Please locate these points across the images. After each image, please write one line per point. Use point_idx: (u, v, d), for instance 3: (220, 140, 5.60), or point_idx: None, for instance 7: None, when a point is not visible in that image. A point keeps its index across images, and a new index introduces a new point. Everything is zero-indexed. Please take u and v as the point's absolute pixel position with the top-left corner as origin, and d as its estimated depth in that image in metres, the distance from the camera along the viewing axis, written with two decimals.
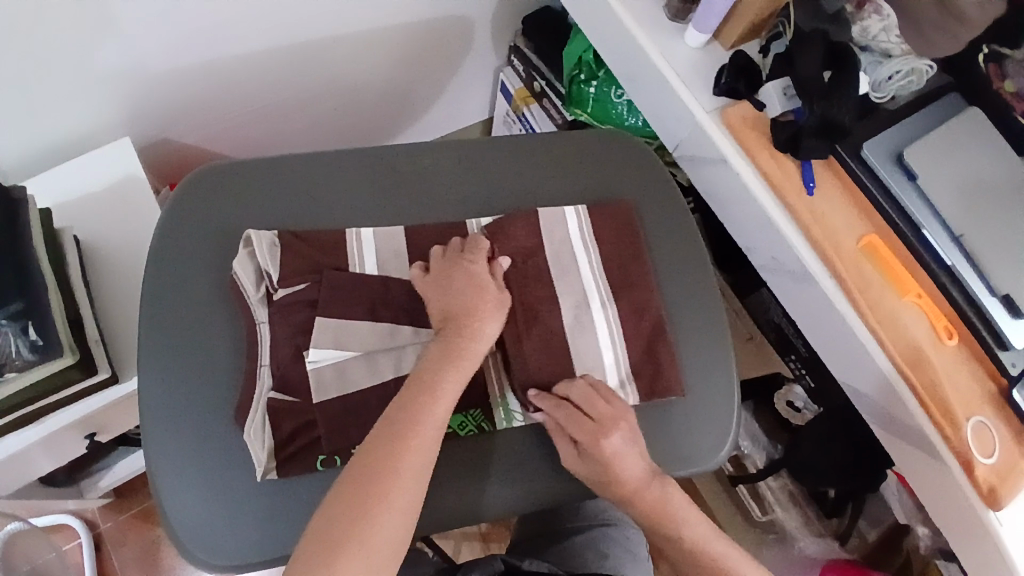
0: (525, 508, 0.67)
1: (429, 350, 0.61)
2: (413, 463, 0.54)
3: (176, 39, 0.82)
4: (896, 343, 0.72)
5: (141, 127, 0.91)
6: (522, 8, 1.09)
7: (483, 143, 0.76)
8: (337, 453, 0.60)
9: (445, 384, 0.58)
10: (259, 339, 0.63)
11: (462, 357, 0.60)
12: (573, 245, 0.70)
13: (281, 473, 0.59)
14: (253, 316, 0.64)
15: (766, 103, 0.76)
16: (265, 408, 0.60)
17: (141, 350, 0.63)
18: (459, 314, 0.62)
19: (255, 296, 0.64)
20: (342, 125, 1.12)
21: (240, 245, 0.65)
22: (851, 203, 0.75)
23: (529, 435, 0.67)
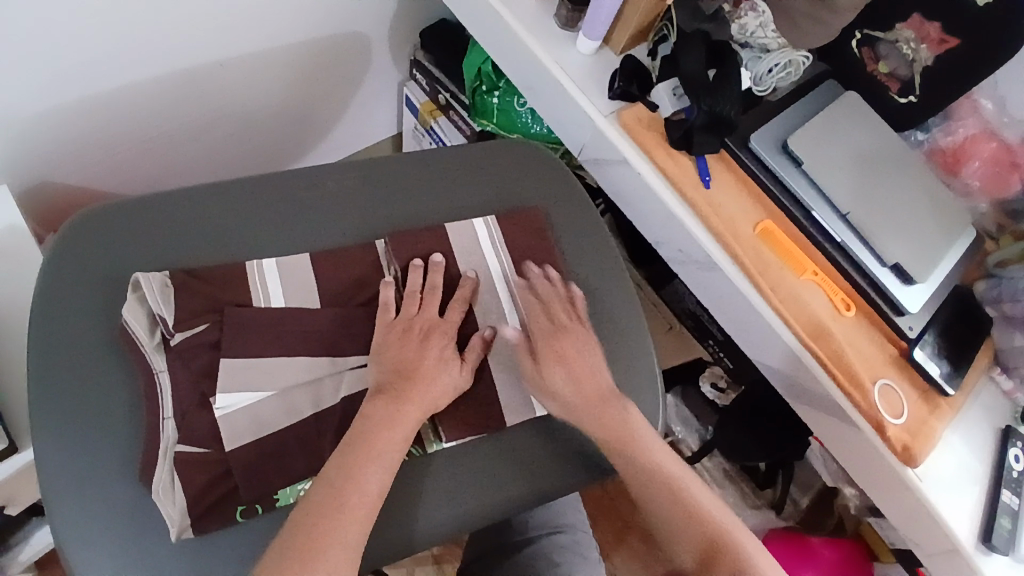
0: (463, 528, 0.64)
1: (372, 404, 0.60)
2: (368, 481, 0.55)
3: (52, 77, 0.79)
4: (802, 320, 0.74)
5: (19, 173, 0.86)
6: (418, 22, 1.10)
7: (383, 163, 0.76)
8: (258, 501, 0.59)
9: (406, 409, 0.60)
10: (159, 390, 0.60)
11: (412, 415, 0.60)
12: (484, 253, 0.72)
13: (199, 530, 0.57)
14: (151, 365, 0.61)
15: (658, 104, 0.79)
16: (172, 464, 0.58)
17: (36, 414, 0.60)
18: (405, 376, 0.62)
19: (151, 344, 0.61)
20: (242, 150, 1.09)
21: (129, 290, 0.62)
22: (746, 192, 0.78)
23: (462, 452, 0.65)
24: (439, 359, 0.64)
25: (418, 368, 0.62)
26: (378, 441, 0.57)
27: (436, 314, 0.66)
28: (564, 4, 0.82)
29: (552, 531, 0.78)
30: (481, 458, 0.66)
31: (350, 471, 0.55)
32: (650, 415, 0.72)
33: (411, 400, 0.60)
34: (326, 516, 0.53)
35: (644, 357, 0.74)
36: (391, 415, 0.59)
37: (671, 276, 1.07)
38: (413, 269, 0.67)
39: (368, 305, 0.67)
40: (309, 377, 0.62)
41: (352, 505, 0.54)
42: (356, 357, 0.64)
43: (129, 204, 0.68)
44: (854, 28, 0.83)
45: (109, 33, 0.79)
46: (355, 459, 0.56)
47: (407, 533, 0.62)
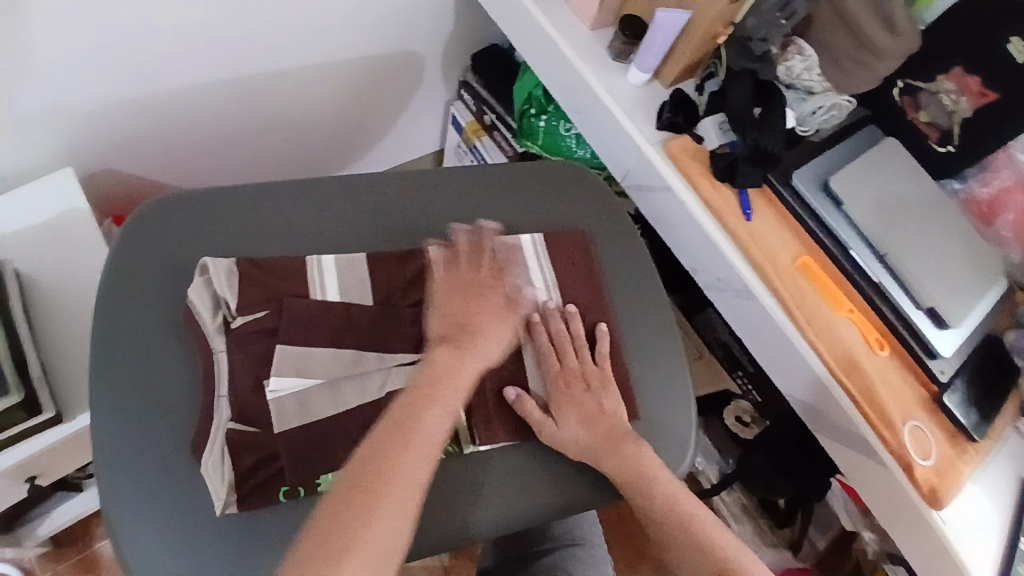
0: (493, 532, 0.66)
1: (439, 352, 0.62)
2: (436, 415, 0.59)
3: (125, 70, 0.83)
4: (834, 351, 0.76)
5: (85, 160, 0.91)
6: (470, 46, 1.15)
7: (437, 173, 0.79)
8: (301, 485, 0.61)
9: (474, 359, 0.63)
10: (215, 370, 0.63)
11: (470, 371, 0.63)
12: (526, 256, 0.75)
13: (243, 507, 0.59)
14: (210, 345, 0.64)
15: (704, 136, 0.83)
16: (224, 440, 0.61)
17: (97, 384, 0.62)
18: (462, 331, 0.64)
19: (212, 325, 0.64)
20: (292, 155, 1.14)
21: (196, 273, 0.66)
22: (787, 226, 0.80)
23: (493, 461, 0.67)
24: (494, 315, 0.66)
25: (472, 321, 0.65)
26: (424, 425, 0.57)
27: (491, 275, 0.68)
28: (618, 37, 0.85)
29: (568, 543, 0.79)
30: (513, 468, 0.68)
31: (387, 463, 0.54)
32: (681, 437, 0.72)
33: (468, 354, 0.63)
34: (369, 500, 0.52)
35: (678, 377, 0.75)
36: (453, 366, 0.62)
37: (705, 305, 1.10)
38: (475, 234, 0.71)
39: (416, 307, 0.69)
40: (358, 368, 0.65)
41: (390, 498, 0.53)
42: (404, 352, 0.67)
43: (198, 192, 0.72)
44: (896, 78, 0.86)
45: (184, 34, 0.83)
46: (393, 450, 0.55)
47: (441, 527, 0.64)
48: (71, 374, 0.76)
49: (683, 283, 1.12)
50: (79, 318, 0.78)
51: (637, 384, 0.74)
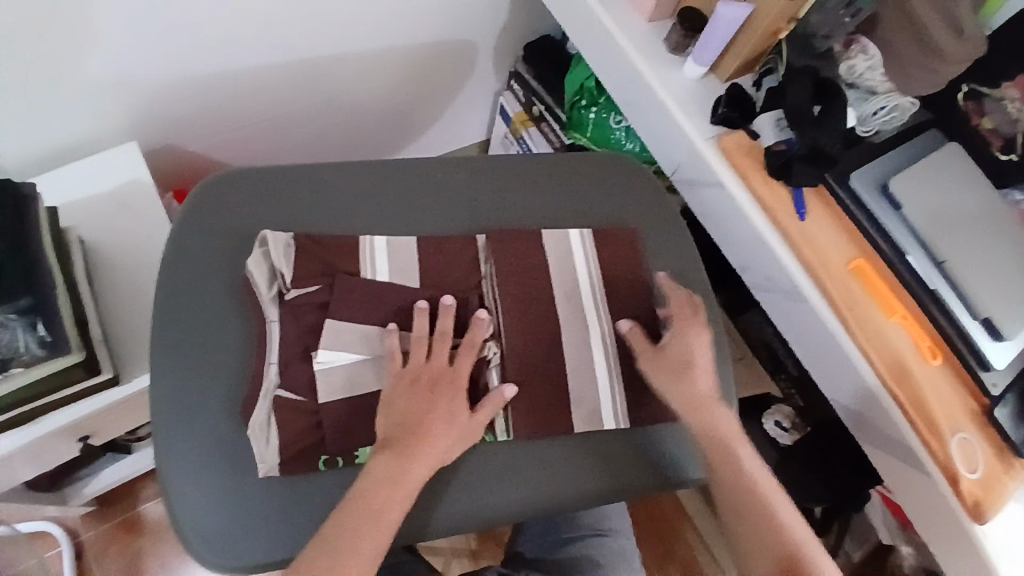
0: (489, 521, 0.67)
1: (380, 461, 0.60)
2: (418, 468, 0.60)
3: (188, 51, 0.85)
4: (885, 359, 0.74)
5: (151, 134, 0.94)
6: (522, 36, 1.15)
7: (486, 159, 0.79)
8: (340, 453, 0.63)
9: (435, 419, 0.62)
10: (268, 337, 0.66)
11: (419, 474, 0.60)
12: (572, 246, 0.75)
13: (284, 471, 0.62)
14: (265, 314, 0.67)
15: (760, 133, 0.81)
16: (269, 405, 0.64)
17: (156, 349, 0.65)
18: (404, 435, 0.61)
19: (267, 295, 0.67)
20: (344, 139, 1.16)
21: (255, 244, 0.68)
22: (840, 227, 0.79)
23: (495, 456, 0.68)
24: (447, 414, 0.63)
25: (424, 422, 0.62)
26: (403, 488, 0.59)
27: (444, 361, 0.66)
28: (676, 29, 0.85)
29: (598, 533, 0.81)
30: (514, 464, 0.68)
31: (378, 497, 0.58)
32: None
33: (423, 455, 0.61)
34: (354, 527, 0.57)
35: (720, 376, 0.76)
36: (395, 476, 0.60)
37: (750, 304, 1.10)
38: (419, 311, 0.67)
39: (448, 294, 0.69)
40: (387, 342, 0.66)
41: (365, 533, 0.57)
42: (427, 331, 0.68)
43: (254, 171, 0.74)
44: (960, 82, 0.81)
45: (250, 18, 0.85)
46: (367, 516, 0.57)
47: (481, 506, 0.67)
48: (128, 338, 0.79)
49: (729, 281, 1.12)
50: (137, 285, 0.81)
51: None
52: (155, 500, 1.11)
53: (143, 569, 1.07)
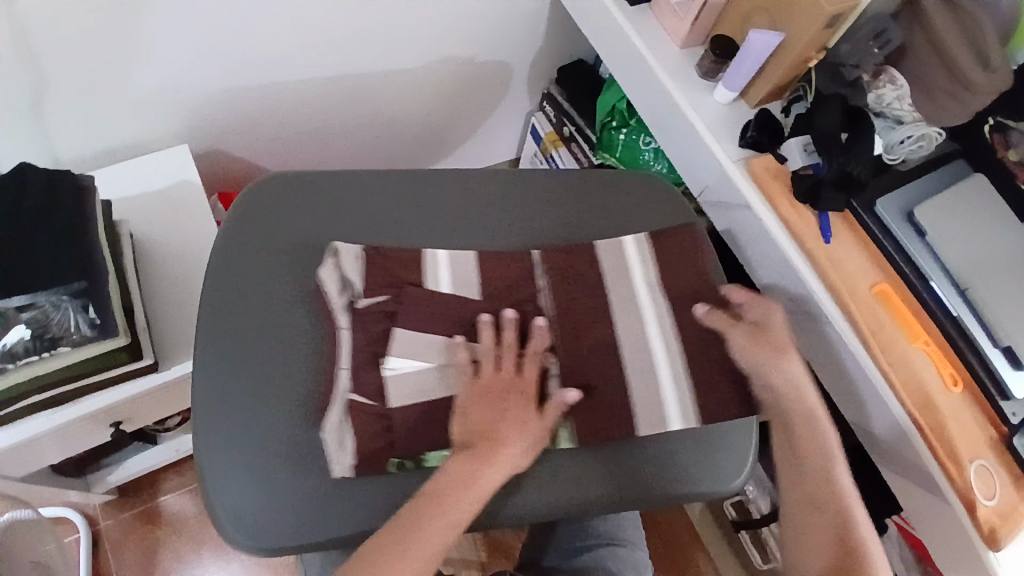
0: (544, 518, 0.70)
1: (459, 461, 0.64)
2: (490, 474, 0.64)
3: (244, 62, 0.90)
4: (907, 384, 0.75)
5: (201, 138, 0.98)
6: (557, 60, 1.19)
7: (516, 174, 0.84)
8: (407, 457, 0.67)
9: (510, 427, 0.66)
10: (340, 343, 0.69)
11: (493, 480, 0.65)
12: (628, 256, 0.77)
13: (356, 471, 0.66)
14: (336, 321, 0.70)
15: (788, 156, 0.83)
16: (343, 408, 0.67)
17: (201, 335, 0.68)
18: (483, 442, 0.65)
19: (339, 302, 0.70)
20: (381, 151, 1.20)
21: (326, 254, 0.72)
22: (866, 252, 0.80)
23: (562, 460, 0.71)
24: (521, 421, 0.67)
25: (498, 430, 0.66)
26: (477, 488, 0.64)
27: (511, 371, 0.69)
28: (708, 55, 0.88)
29: (612, 542, 0.81)
30: (575, 470, 0.71)
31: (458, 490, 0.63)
32: (739, 448, 0.74)
33: (497, 462, 0.65)
34: (431, 514, 0.62)
35: None
36: (468, 478, 0.64)
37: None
38: (482, 325, 0.69)
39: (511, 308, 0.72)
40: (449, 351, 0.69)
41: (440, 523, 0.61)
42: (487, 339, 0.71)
43: (303, 175, 0.80)
44: (988, 113, 0.80)
45: (305, 35, 0.90)
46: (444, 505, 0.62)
47: (508, 505, 0.69)
48: (168, 327, 0.82)
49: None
50: (179, 276, 0.84)
51: None
52: (176, 492, 1.13)
53: (158, 560, 1.09)
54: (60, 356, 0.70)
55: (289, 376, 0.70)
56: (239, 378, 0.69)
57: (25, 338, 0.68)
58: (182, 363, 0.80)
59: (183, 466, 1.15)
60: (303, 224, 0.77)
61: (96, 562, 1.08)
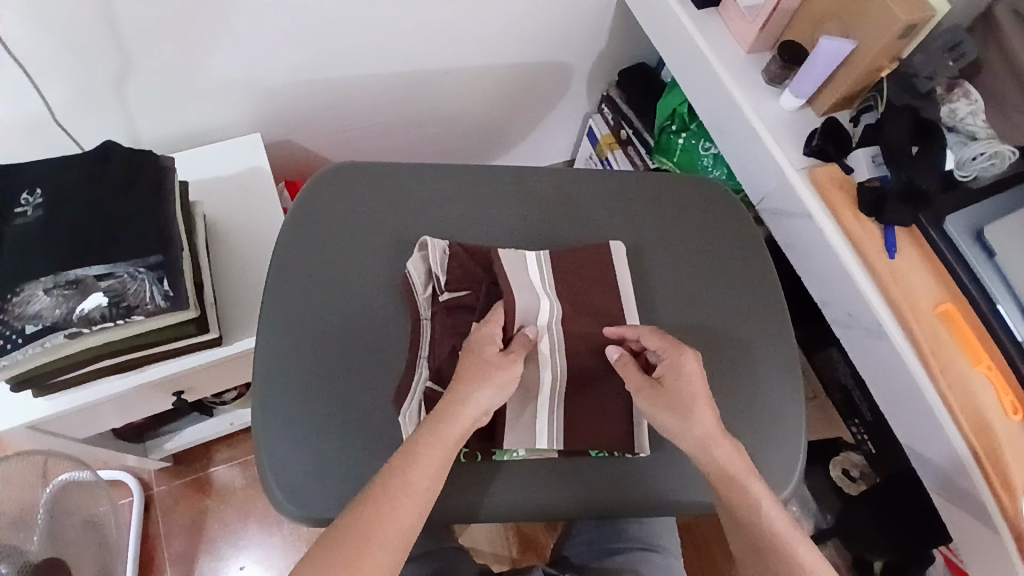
0: (526, 513, 0.71)
1: (425, 424, 0.62)
2: (455, 434, 0.62)
3: (314, 56, 0.93)
4: (967, 411, 0.72)
5: (270, 127, 1.02)
6: (618, 62, 1.20)
7: (574, 173, 0.85)
8: (479, 450, 0.70)
9: (481, 389, 0.63)
10: (422, 333, 0.73)
11: (453, 441, 0.61)
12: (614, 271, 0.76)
13: None
14: (419, 310, 0.74)
15: (855, 167, 0.81)
16: (421, 395, 0.70)
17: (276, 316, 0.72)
18: (448, 403, 0.63)
19: (423, 294, 0.74)
20: (438, 146, 1.22)
21: (416, 248, 0.76)
22: (931, 269, 0.77)
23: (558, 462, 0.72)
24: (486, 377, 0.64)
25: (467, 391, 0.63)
26: (438, 450, 0.61)
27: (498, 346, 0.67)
28: (775, 61, 0.87)
29: (643, 547, 0.80)
30: (557, 470, 0.72)
31: (418, 450, 0.60)
32: (787, 463, 0.73)
33: (455, 420, 0.62)
34: (386, 481, 0.58)
35: (792, 404, 0.76)
36: (433, 439, 0.61)
37: (828, 343, 1.07)
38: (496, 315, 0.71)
39: (533, 294, 0.72)
40: (547, 369, 0.72)
41: (400, 493, 0.57)
42: (551, 346, 0.72)
43: (367, 165, 0.82)
44: None
45: (373, 30, 0.92)
46: (403, 466, 0.59)
47: (524, 497, 0.70)
48: (232, 304, 0.85)
49: (811, 316, 1.09)
50: (244, 255, 0.88)
51: (748, 395, 0.75)
52: (226, 463, 1.17)
53: (206, 527, 1.13)
54: (134, 324, 0.73)
55: (344, 357, 0.72)
56: (299, 354, 0.72)
57: (101, 305, 0.71)
58: (244, 339, 0.83)
59: (234, 438, 1.19)
60: (363, 211, 0.79)
61: (148, 524, 1.13)
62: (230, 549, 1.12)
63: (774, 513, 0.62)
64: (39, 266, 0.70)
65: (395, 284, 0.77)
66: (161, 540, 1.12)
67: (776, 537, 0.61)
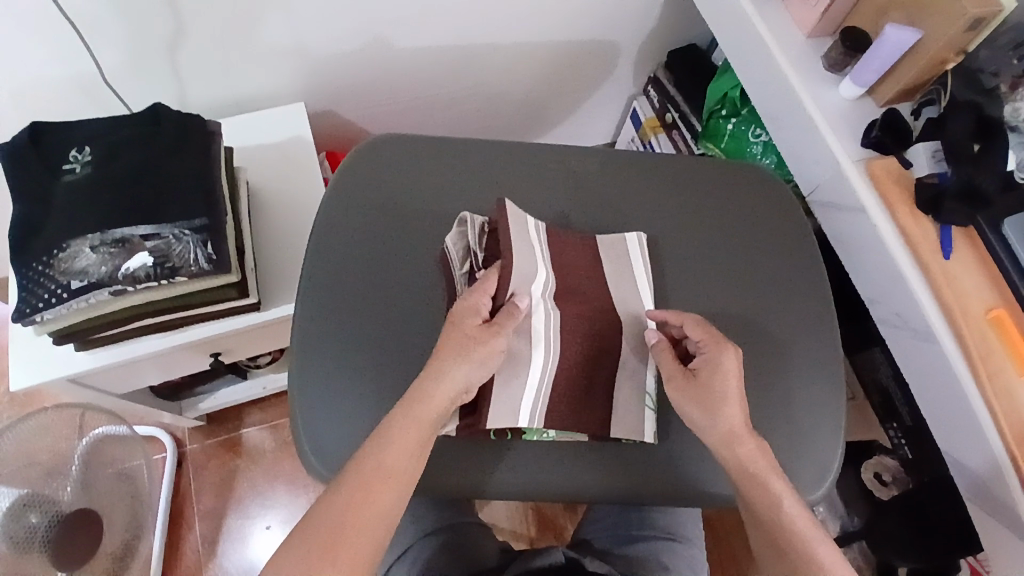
0: (562, 492, 0.70)
1: (400, 404, 0.63)
2: (429, 415, 0.62)
3: (366, 25, 0.92)
4: (1012, 423, 0.69)
5: (316, 96, 1.02)
6: (668, 44, 1.17)
7: (620, 156, 0.83)
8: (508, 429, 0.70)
9: (455, 369, 0.63)
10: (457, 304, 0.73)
11: (427, 422, 0.62)
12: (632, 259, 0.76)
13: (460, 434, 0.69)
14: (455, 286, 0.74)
15: (913, 162, 0.78)
16: None
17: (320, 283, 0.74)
18: (421, 383, 0.63)
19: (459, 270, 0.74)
20: (480, 123, 1.21)
21: (455, 224, 0.75)
22: (986, 272, 0.75)
23: (603, 451, 0.71)
24: (463, 353, 0.63)
25: (441, 369, 0.63)
26: (413, 432, 0.61)
27: (480, 318, 0.66)
28: (836, 46, 0.84)
29: (667, 537, 0.80)
30: (597, 457, 0.71)
31: (391, 432, 0.61)
32: (824, 462, 0.71)
33: (431, 403, 0.62)
34: (362, 465, 0.60)
35: (832, 404, 0.74)
36: (406, 420, 0.62)
37: (874, 343, 1.05)
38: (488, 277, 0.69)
39: (530, 260, 0.71)
40: (540, 346, 0.69)
41: (375, 477, 0.59)
42: (545, 322, 0.70)
43: (412, 137, 0.82)
44: None
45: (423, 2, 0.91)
46: (378, 449, 0.60)
47: (537, 478, 0.69)
48: (273, 271, 0.86)
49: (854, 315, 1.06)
50: (286, 222, 0.88)
51: (787, 390, 0.74)
52: (258, 426, 1.20)
53: (236, 487, 1.16)
54: (177, 284, 0.74)
55: (382, 329, 0.73)
56: (338, 324, 0.72)
57: (147, 265, 0.72)
58: (282, 305, 0.84)
59: (266, 402, 1.22)
60: (408, 183, 0.79)
61: (180, 480, 1.16)
62: (258, 510, 1.15)
63: (791, 511, 0.63)
64: (86, 223, 0.72)
65: (435, 259, 0.76)
66: (191, 497, 1.15)
67: (793, 533, 0.62)
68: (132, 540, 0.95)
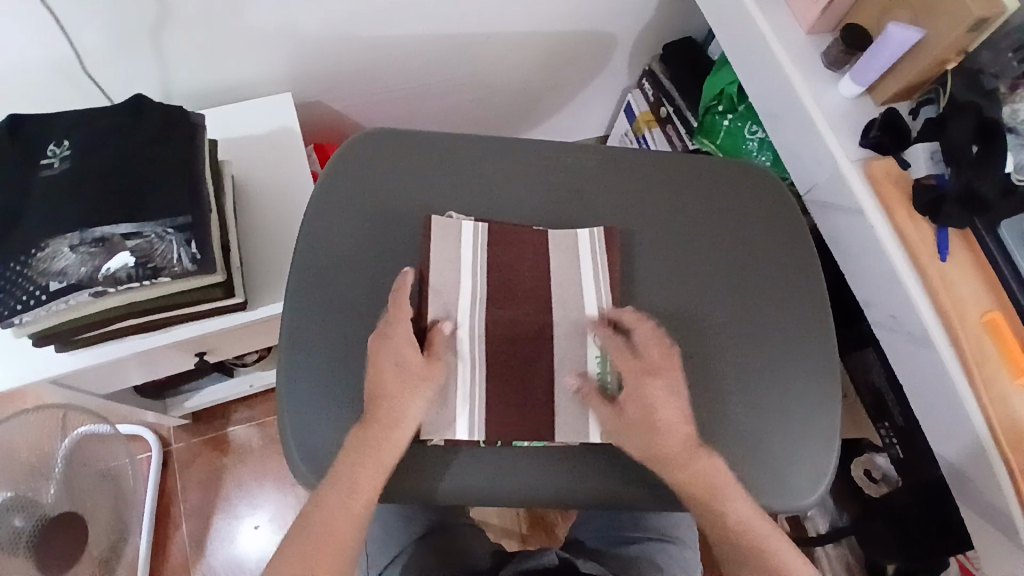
0: (559, 500, 0.69)
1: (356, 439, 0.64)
2: (388, 453, 0.64)
3: (355, 13, 0.89)
4: (1007, 428, 0.69)
5: (304, 87, 0.99)
6: (663, 37, 1.15)
7: (614, 154, 0.82)
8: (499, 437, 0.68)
9: (408, 408, 0.65)
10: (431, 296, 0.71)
11: (386, 459, 0.64)
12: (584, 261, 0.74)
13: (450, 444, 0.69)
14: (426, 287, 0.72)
15: (912, 162, 0.77)
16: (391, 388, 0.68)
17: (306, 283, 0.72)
18: (377, 421, 0.64)
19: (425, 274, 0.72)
20: (471, 115, 1.19)
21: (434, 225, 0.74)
22: (983, 275, 0.74)
23: (599, 457, 0.70)
24: (412, 389, 0.65)
25: (394, 407, 0.64)
26: (372, 470, 0.63)
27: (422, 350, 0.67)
28: (837, 44, 0.82)
29: (659, 538, 0.80)
30: (595, 462, 0.70)
31: (351, 471, 0.63)
32: (816, 466, 0.71)
33: (388, 441, 0.64)
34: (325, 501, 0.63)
35: (825, 406, 0.73)
36: (364, 456, 0.63)
37: (867, 343, 1.04)
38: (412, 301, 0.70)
39: (455, 275, 0.72)
40: (466, 358, 0.70)
41: (338, 513, 0.63)
42: (469, 336, 0.71)
43: (401, 132, 0.80)
44: None
45: None
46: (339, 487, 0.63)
47: (493, 486, 0.68)
48: (259, 269, 0.84)
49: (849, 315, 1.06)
50: (272, 218, 0.86)
51: (780, 394, 0.73)
52: (245, 423, 1.18)
53: (222, 485, 1.15)
54: (161, 284, 0.72)
55: (370, 331, 0.71)
56: (326, 326, 0.71)
57: (128, 265, 0.69)
58: (269, 304, 0.82)
59: (253, 399, 1.20)
60: (397, 180, 0.77)
61: (166, 479, 1.14)
62: (245, 508, 1.14)
63: None
64: (65, 221, 0.69)
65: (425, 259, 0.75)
66: (177, 495, 1.13)
67: None
68: (117, 541, 0.92)
